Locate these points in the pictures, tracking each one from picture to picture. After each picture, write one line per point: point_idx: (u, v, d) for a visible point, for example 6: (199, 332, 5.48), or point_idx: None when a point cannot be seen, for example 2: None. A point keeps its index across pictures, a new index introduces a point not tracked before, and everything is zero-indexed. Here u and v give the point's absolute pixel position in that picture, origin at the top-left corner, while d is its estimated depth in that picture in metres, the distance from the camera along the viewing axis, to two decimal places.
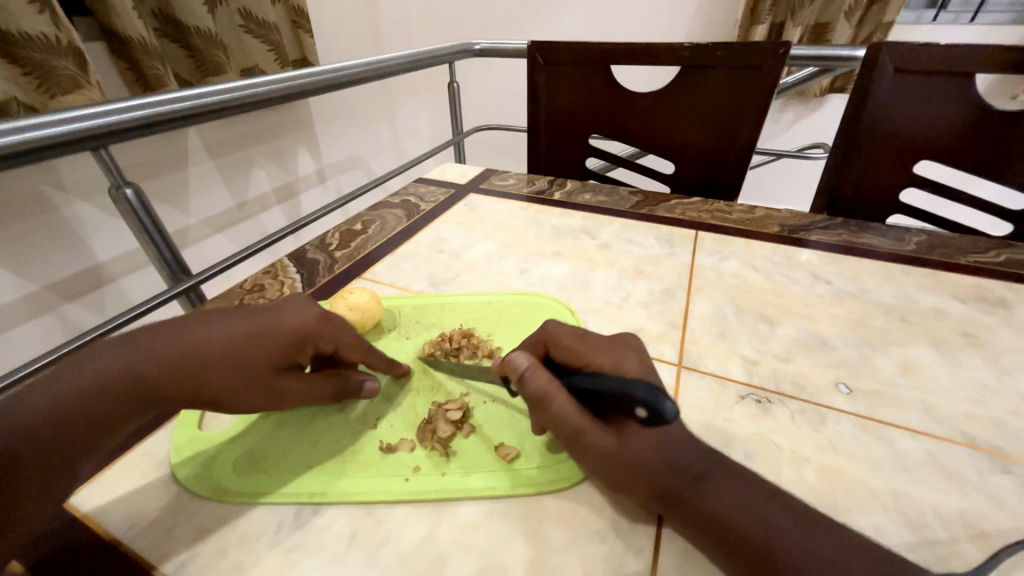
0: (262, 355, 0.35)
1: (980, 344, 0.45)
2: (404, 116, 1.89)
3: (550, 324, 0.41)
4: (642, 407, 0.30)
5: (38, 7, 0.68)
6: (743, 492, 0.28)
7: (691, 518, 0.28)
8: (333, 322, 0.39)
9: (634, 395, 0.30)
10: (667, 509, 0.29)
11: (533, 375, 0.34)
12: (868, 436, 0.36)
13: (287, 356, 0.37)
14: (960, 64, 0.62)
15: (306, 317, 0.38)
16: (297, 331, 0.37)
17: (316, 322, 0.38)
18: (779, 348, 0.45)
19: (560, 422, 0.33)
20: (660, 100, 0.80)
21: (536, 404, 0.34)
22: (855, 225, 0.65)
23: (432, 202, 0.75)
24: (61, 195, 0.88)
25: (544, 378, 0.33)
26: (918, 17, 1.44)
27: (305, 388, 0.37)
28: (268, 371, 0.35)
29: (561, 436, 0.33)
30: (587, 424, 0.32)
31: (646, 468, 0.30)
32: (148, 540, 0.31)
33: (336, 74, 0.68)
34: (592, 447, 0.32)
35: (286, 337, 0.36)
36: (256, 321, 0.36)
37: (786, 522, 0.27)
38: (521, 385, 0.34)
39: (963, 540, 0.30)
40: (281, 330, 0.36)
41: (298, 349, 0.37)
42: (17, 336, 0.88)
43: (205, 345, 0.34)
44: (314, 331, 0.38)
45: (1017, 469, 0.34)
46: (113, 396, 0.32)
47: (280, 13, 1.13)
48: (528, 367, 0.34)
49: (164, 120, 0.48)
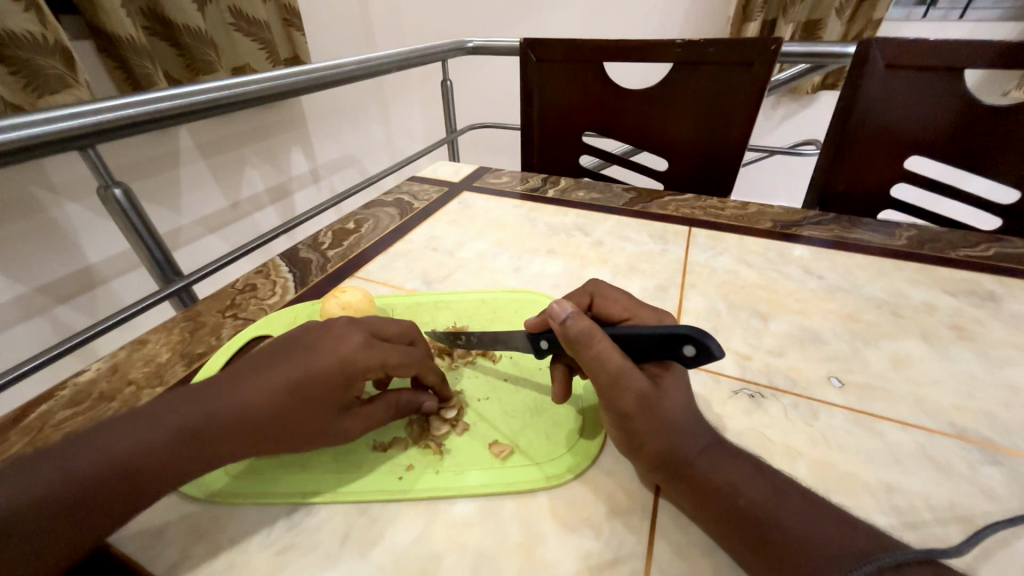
0: (311, 405, 0.31)
1: (970, 336, 0.46)
2: (398, 114, 1.88)
3: (598, 282, 0.42)
4: (691, 345, 0.31)
5: (24, 5, 0.67)
6: (739, 469, 0.30)
7: (690, 492, 0.30)
8: (378, 350, 0.34)
9: (681, 333, 0.30)
10: (668, 483, 0.31)
11: (576, 321, 0.31)
12: (860, 429, 0.36)
13: (335, 396, 0.32)
14: (950, 59, 0.62)
15: (352, 351, 0.33)
16: (342, 372, 0.32)
17: (361, 353, 0.33)
18: (772, 343, 0.45)
19: (598, 368, 0.31)
20: (653, 97, 0.80)
21: (574, 350, 0.32)
22: (846, 221, 0.65)
23: (426, 201, 0.75)
24: (50, 196, 0.87)
25: (588, 323, 0.31)
26: (908, 14, 1.45)
27: (362, 423, 0.35)
28: (320, 416, 0.32)
29: (598, 384, 0.32)
30: (630, 369, 0.31)
31: (668, 426, 0.31)
32: (137, 543, 0.30)
33: (326, 72, 0.67)
34: (630, 391, 0.31)
35: (332, 381, 0.32)
36: (297, 369, 0.31)
37: (780, 497, 0.28)
38: (560, 331, 0.32)
39: (952, 530, 0.30)
40: (326, 374, 0.32)
41: (351, 388, 0.33)
42: (8, 339, 0.87)
43: (247, 404, 0.30)
44: (363, 368, 0.33)
45: (1007, 460, 0.34)
46: (146, 474, 0.27)
47: (271, 11, 1.12)
48: (571, 313, 0.32)
49: (151, 119, 0.47)
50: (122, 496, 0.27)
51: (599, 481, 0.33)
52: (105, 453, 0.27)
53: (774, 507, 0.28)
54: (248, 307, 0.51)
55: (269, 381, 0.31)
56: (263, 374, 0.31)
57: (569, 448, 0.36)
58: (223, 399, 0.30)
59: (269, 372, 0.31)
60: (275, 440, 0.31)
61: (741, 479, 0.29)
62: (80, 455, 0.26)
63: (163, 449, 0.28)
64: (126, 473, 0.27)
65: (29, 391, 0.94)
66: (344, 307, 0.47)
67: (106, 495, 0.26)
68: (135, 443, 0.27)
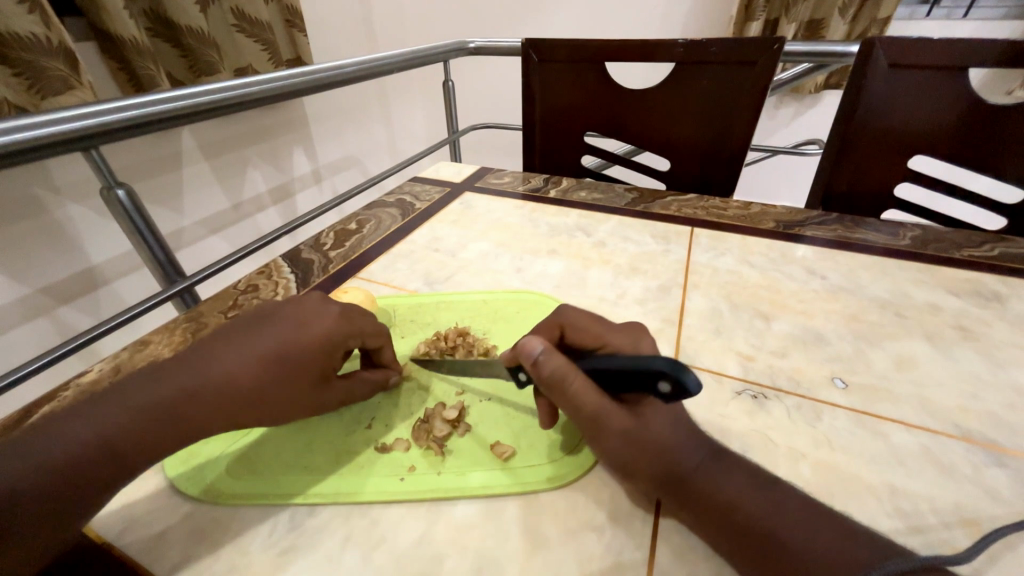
0: (297, 373, 0.35)
1: (974, 337, 0.45)
2: (400, 115, 1.88)
3: (563, 307, 0.40)
4: (666, 381, 0.28)
5: (28, 7, 0.67)
6: (737, 477, 0.30)
7: (690, 505, 0.29)
8: (353, 321, 0.38)
9: (654, 369, 0.28)
10: (666, 497, 0.30)
11: (547, 359, 0.33)
12: (863, 430, 0.36)
13: (316, 363, 0.35)
14: (953, 58, 0.62)
15: (333, 323, 0.37)
16: (326, 340, 0.36)
17: (337, 323, 0.37)
18: (775, 344, 0.45)
19: (577, 406, 0.33)
20: (655, 97, 0.80)
21: (551, 388, 0.33)
22: (849, 221, 0.65)
23: (427, 202, 0.75)
24: (53, 197, 0.87)
25: (560, 361, 0.33)
26: (911, 12, 1.44)
27: (343, 394, 0.38)
28: (307, 384, 0.35)
29: (578, 421, 0.33)
30: (608, 406, 0.32)
31: (657, 450, 0.32)
32: (140, 544, 0.31)
33: (328, 74, 0.67)
34: (611, 427, 0.32)
35: (316, 349, 0.35)
36: (283, 338, 0.35)
37: (784, 508, 0.28)
38: (535, 369, 0.33)
39: (956, 530, 0.30)
40: (309, 344, 0.35)
41: (330, 354, 0.36)
42: (10, 341, 0.88)
43: (236, 368, 0.33)
44: (343, 336, 0.37)
45: (1012, 462, 0.34)
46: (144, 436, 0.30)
47: (273, 12, 1.13)
48: (542, 351, 0.33)
49: (159, 120, 0.48)
50: (124, 460, 0.29)
51: (601, 483, 0.33)
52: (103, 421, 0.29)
53: (779, 520, 0.27)
54: (249, 307, 0.51)
55: (257, 349, 0.34)
56: (249, 343, 0.34)
57: (571, 448, 0.36)
58: (213, 365, 0.33)
59: (254, 340, 0.34)
60: (261, 406, 0.34)
61: (741, 488, 0.29)
62: (81, 421, 0.29)
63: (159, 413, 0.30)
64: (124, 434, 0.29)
65: (31, 392, 0.94)
66: None
67: (110, 458, 0.29)
68: (133, 407, 0.30)
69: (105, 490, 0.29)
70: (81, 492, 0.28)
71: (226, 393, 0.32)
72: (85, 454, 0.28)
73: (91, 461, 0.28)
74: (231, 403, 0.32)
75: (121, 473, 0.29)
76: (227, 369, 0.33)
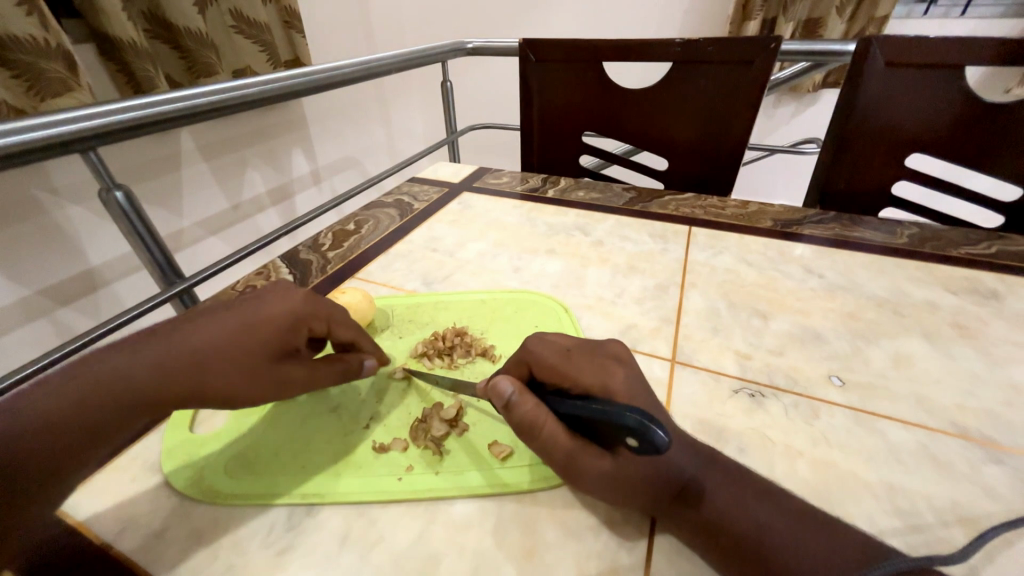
0: (253, 345, 0.34)
1: (972, 335, 0.45)
2: (399, 116, 1.89)
3: (528, 342, 0.38)
4: (632, 436, 0.27)
5: (27, 9, 0.67)
6: (729, 487, 0.30)
7: (685, 521, 0.29)
8: (318, 302, 0.39)
9: (621, 424, 0.27)
10: (662, 515, 0.30)
11: (519, 401, 0.32)
12: (861, 428, 0.36)
13: (279, 340, 0.35)
14: (952, 55, 0.62)
15: (291, 301, 0.37)
16: (286, 315, 0.36)
17: (299, 302, 0.37)
18: (773, 343, 0.45)
19: (551, 449, 0.31)
20: (653, 96, 0.80)
21: (523, 431, 0.32)
22: (847, 219, 0.65)
23: (425, 202, 0.75)
24: (52, 199, 0.87)
25: (531, 403, 0.32)
26: (909, 11, 1.44)
27: (307, 371, 0.37)
28: (267, 358, 0.34)
29: (553, 464, 0.32)
30: (580, 449, 0.31)
31: (644, 479, 0.30)
32: (138, 542, 0.31)
33: (327, 74, 0.67)
34: (586, 469, 0.31)
35: (272, 323, 0.35)
36: (237, 313, 0.35)
37: (780, 522, 0.28)
38: (507, 412, 0.33)
39: (952, 526, 0.30)
40: (270, 320, 0.35)
41: (294, 332, 0.36)
42: (9, 343, 0.88)
43: (188, 342, 0.33)
44: (303, 314, 0.37)
45: (1010, 459, 0.34)
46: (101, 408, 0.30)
47: (271, 13, 1.13)
48: (513, 393, 0.32)
49: (160, 120, 0.48)
50: (70, 433, 0.29)
51: None
52: (62, 392, 0.29)
53: (775, 536, 0.28)
54: None
55: (211, 324, 0.34)
56: (205, 320, 0.34)
57: None
58: (165, 340, 0.33)
59: (215, 315, 0.35)
60: (218, 381, 0.33)
61: (733, 500, 0.29)
62: (27, 398, 0.29)
63: (117, 385, 0.30)
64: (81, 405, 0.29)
65: None
66: (344, 307, 0.47)
67: (57, 430, 0.28)
68: (81, 382, 0.30)
69: (48, 466, 0.28)
70: (26, 464, 0.27)
71: (175, 366, 0.32)
72: (40, 424, 0.28)
73: (33, 434, 0.28)
74: (180, 375, 0.32)
75: (77, 442, 0.29)
76: (181, 343, 0.33)
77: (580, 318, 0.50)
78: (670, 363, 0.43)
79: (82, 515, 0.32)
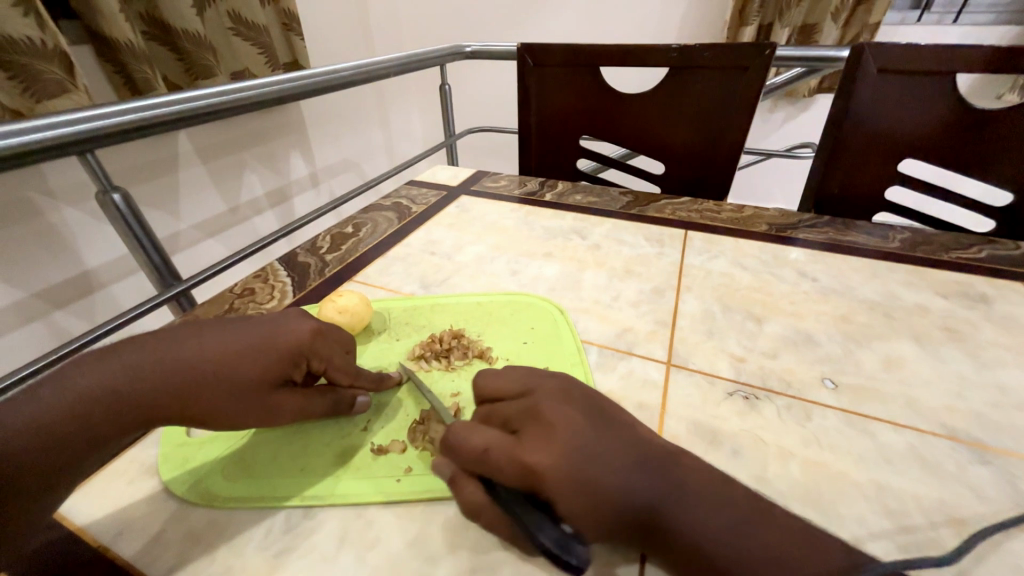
0: (251, 375, 0.33)
1: (961, 338, 0.46)
2: (398, 119, 1.89)
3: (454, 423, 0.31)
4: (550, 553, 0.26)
5: (24, 10, 0.68)
6: (695, 507, 0.28)
7: (663, 557, 0.28)
8: (325, 337, 0.38)
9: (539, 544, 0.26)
10: (642, 548, 0.29)
11: (455, 486, 0.30)
12: (852, 430, 0.37)
13: (278, 371, 0.35)
14: (942, 63, 0.63)
15: (301, 332, 0.36)
16: (290, 347, 0.35)
17: (305, 335, 0.36)
18: (766, 346, 0.46)
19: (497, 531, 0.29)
20: (649, 101, 0.81)
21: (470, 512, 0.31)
22: (840, 223, 0.66)
23: (424, 205, 0.75)
24: (49, 201, 0.87)
25: (467, 488, 0.30)
26: (902, 18, 1.46)
27: (298, 403, 0.36)
28: (262, 389, 0.34)
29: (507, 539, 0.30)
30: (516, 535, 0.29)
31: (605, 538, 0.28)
32: (138, 547, 0.31)
33: (326, 77, 0.68)
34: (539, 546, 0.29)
35: (277, 353, 0.35)
36: (244, 337, 0.34)
37: (765, 534, 0.26)
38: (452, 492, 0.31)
39: (940, 527, 0.30)
40: (273, 350, 0.34)
41: (293, 365, 0.35)
42: (5, 345, 0.87)
43: (189, 358, 0.33)
44: (305, 349, 0.36)
45: (997, 460, 0.34)
46: (97, 419, 0.30)
47: (270, 15, 1.13)
48: (451, 477, 0.31)
49: (161, 122, 0.49)
50: (65, 442, 0.29)
51: None
52: (66, 397, 0.30)
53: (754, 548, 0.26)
54: (245, 310, 0.51)
55: (214, 343, 0.34)
56: (210, 339, 0.34)
57: None
58: (167, 352, 0.33)
59: (220, 335, 0.34)
60: (207, 407, 0.32)
61: (699, 522, 0.27)
62: (30, 399, 0.29)
63: (113, 399, 0.31)
64: (78, 414, 0.30)
65: None
66: (340, 311, 0.47)
67: (53, 439, 0.29)
68: (82, 388, 0.30)
69: (41, 475, 0.28)
70: (19, 470, 0.27)
71: (172, 383, 0.32)
72: (39, 429, 0.28)
73: (29, 439, 0.28)
74: (175, 393, 0.32)
75: (74, 452, 0.29)
76: (181, 360, 0.33)
77: (576, 322, 0.50)
78: (665, 365, 0.44)
79: (80, 519, 0.32)
